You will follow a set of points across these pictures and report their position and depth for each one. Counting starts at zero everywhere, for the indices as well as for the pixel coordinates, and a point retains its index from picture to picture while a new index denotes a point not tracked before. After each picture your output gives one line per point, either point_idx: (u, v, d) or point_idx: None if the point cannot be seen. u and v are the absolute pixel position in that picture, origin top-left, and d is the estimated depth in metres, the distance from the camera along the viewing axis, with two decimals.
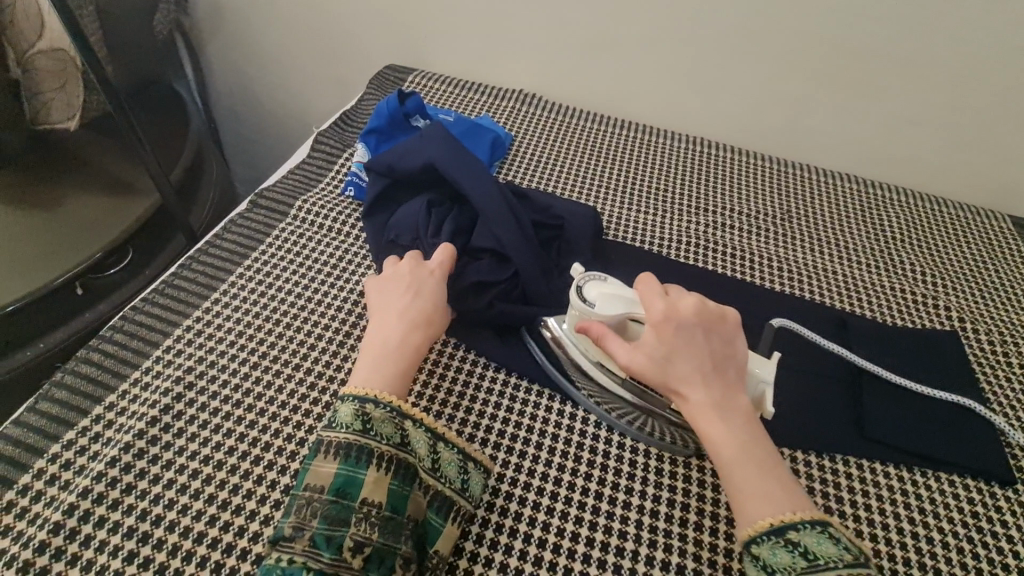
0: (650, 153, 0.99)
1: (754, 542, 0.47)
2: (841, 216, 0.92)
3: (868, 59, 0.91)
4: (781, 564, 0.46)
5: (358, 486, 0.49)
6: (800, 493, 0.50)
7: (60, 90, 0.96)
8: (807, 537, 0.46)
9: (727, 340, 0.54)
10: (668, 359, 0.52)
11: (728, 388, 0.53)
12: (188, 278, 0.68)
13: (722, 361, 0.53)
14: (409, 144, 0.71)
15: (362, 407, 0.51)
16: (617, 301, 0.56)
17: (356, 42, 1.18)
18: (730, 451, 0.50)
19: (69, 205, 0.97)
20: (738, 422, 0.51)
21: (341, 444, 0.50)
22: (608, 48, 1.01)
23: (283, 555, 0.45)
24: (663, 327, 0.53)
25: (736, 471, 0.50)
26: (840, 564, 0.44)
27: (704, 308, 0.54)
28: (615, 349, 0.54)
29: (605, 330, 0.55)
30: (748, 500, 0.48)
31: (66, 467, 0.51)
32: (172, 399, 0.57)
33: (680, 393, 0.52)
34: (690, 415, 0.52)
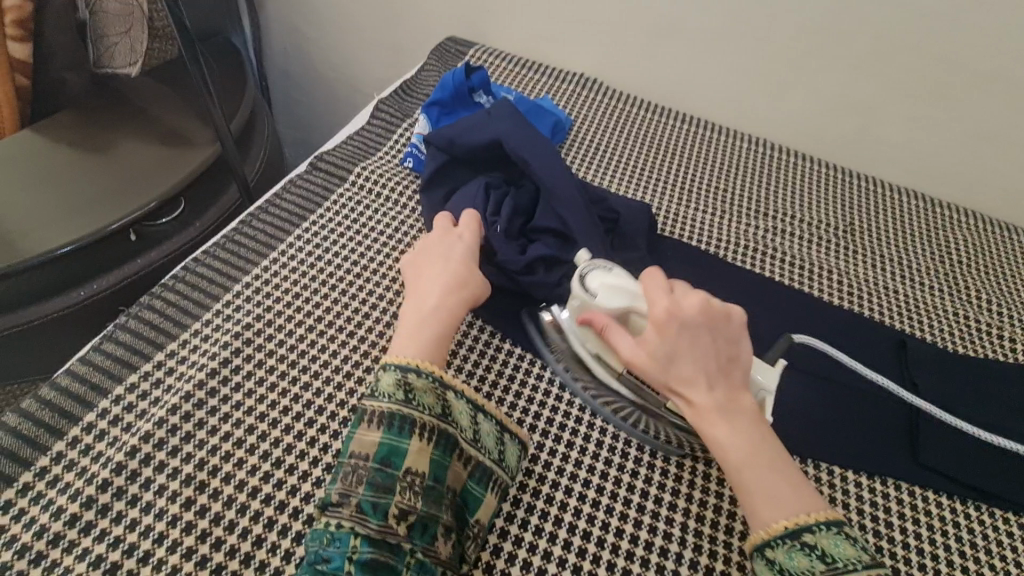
0: (712, 151, 0.96)
1: (768, 545, 0.46)
2: (907, 235, 0.88)
3: (956, 71, 0.87)
4: (799, 567, 0.44)
5: (402, 455, 0.48)
6: (812, 491, 0.48)
7: (126, 35, 0.99)
8: (823, 539, 0.45)
9: (732, 340, 0.51)
10: (670, 356, 0.50)
11: (734, 387, 0.51)
12: (248, 235, 0.69)
13: (729, 360, 0.51)
14: (475, 119, 0.70)
15: (405, 377, 0.50)
16: (621, 293, 0.54)
17: (418, 10, 1.16)
18: (737, 453, 0.48)
19: (127, 151, 0.97)
20: (745, 422, 0.49)
21: (384, 413, 0.48)
22: (679, 37, 0.98)
23: (332, 521, 0.45)
24: (666, 324, 0.50)
25: (746, 473, 0.48)
26: (858, 566, 0.43)
27: (711, 308, 0.51)
28: (617, 342, 0.52)
29: (608, 323, 0.53)
30: (759, 503, 0.47)
31: (129, 410, 0.53)
32: (230, 353, 0.57)
33: (683, 392, 0.50)
34: (694, 416, 0.50)
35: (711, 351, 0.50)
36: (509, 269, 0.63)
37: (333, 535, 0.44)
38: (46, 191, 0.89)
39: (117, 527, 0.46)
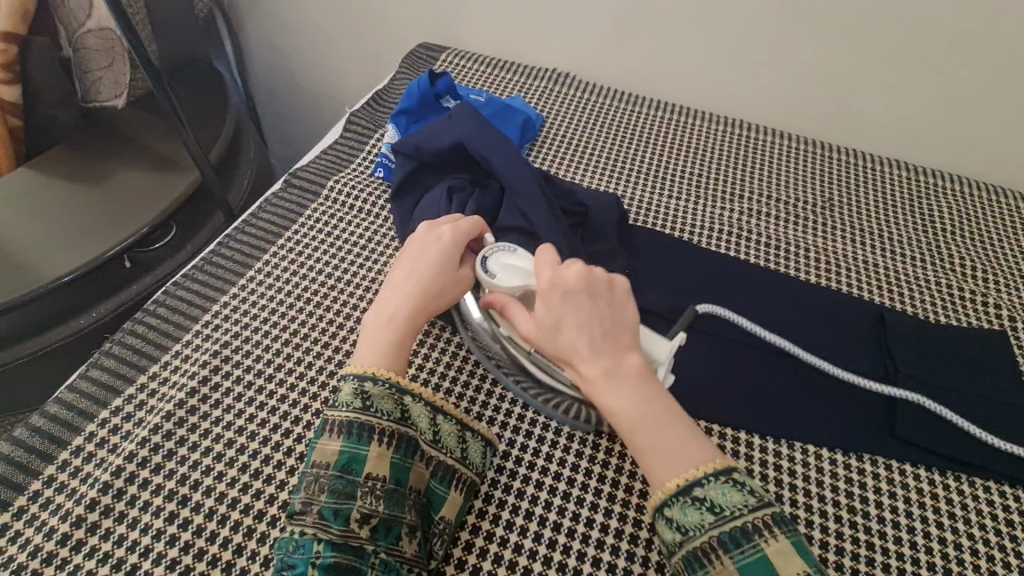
0: (684, 136, 0.96)
1: (665, 505, 0.47)
2: (886, 207, 0.87)
3: (928, 38, 0.85)
4: (693, 523, 0.46)
5: (361, 461, 0.49)
6: (706, 441, 0.49)
7: (108, 69, 1.00)
8: (710, 491, 0.46)
9: (614, 303, 0.52)
10: (557, 331, 0.51)
11: (621, 350, 0.51)
12: (226, 255, 0.71)
13: (613, 323, 0.51)
14: (435, 126, 0.71)
15: (361, 387, 0.51)
16: (518, 273, 0.57)
17: (390, 20, 1.17)
18: (627, 419, 0.49)
19: (116, 179, 1.01)
20: (634, 385, 0.49)
21: (342, 422, 0.50)
22: (647, 26, 0.98)
23: (296, 527, 0.47)
24: (549, 300, 0.51)
25: (638, 435, 0.48)
26: (746, 513, 0.45)
27: (586, 274, 0.52)
28: (517, 320, 0.54)
29: (508, 301, 0.55)
30: (654, 463, 0.48)
31: (114, 432, 0.55)
32: (209, 372, 0.60)
33: (574, 365, 0.51)
34: (588, 387, 0.50)
35: (592, 319, 0.51)
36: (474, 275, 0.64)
37: (297, 541, 0.46)
38: (40, 224, 0.93)
39: (105, 543, 0.49)
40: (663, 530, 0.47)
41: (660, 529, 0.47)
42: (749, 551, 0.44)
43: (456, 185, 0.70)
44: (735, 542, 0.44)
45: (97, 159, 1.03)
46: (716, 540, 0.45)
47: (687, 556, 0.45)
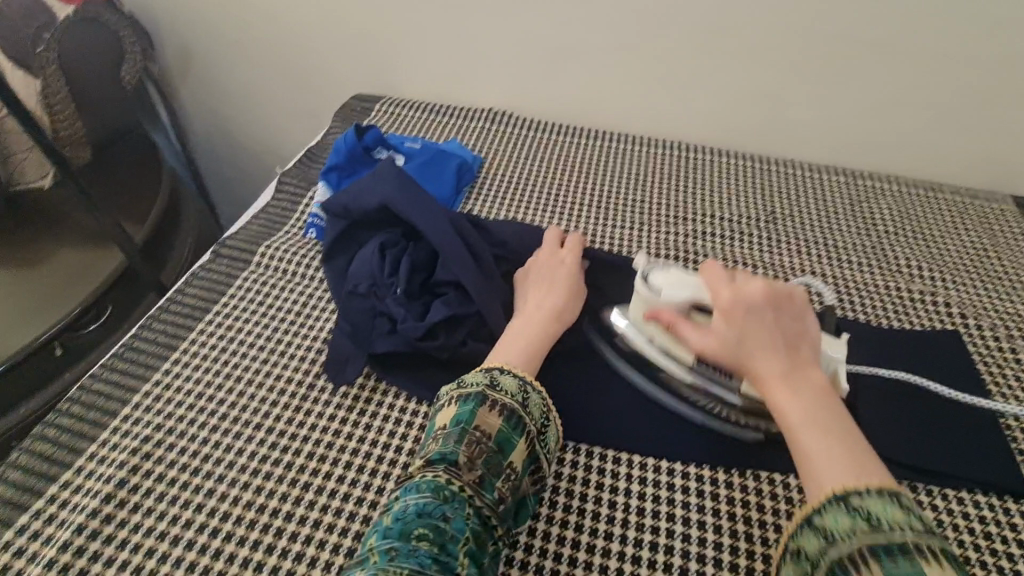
0: (626, 163, 0.96)
1: (816, 513, 0.43)
2: (831, 215, 0.88)
3: (845, 47, 0.87)
4: (843, 530, 0.41)
5: (512, 447, 0.50)
6: (879, 462, 0.44)
7: (31, 150, 0.96)
8: (870, 503, 0.41)
9: (799, 318, 0.53)
10: (736, 334, 0.52)
11: (803, 362, 0.51)
12: (149, 338, 0.66)
13: (794, 335, 0.52)
14: (363, 183, 0.69)
15: (527, 387, 0.53)
16: (683, 286, 0.60)
17: (324, 74, 1.17)
18: (795, 419, 0.47)
19: (47, 262, 0.95)
20: (810, 392, 0.48)
21: (506, 405, 0.51)
22: (575, 59, 0.99)
23: (452, 479, 0.46)
24: (730, 309, 0.53)
25: (806, 439, 0.46)
26: (909, 532, 0.39)
27: (772, 288, 0.54)
28: (685, 332, 0.56)
29: (675, 316, 0.57)
30: (817, 470, 0.44)
31: (19, 554, 0.50)
32: (129, 472, 0.55)
33: (748, 365, 0.51)
34: (760, 385, 0.50)
35: (774, 326, 0.52)
36: (410, 336, 0.61)
37: (451, 495, 0.45)
38: None
39: None
40: (808, 542, 0.42)
41: (804, 541, 0.43)
42: (904, 566, 0.37)
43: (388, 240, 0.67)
44: (889, 553, 0.38)
45: (26, 241, 0.98)
46: (864, 548, 0.39)
47: (834, 566, 0.40)
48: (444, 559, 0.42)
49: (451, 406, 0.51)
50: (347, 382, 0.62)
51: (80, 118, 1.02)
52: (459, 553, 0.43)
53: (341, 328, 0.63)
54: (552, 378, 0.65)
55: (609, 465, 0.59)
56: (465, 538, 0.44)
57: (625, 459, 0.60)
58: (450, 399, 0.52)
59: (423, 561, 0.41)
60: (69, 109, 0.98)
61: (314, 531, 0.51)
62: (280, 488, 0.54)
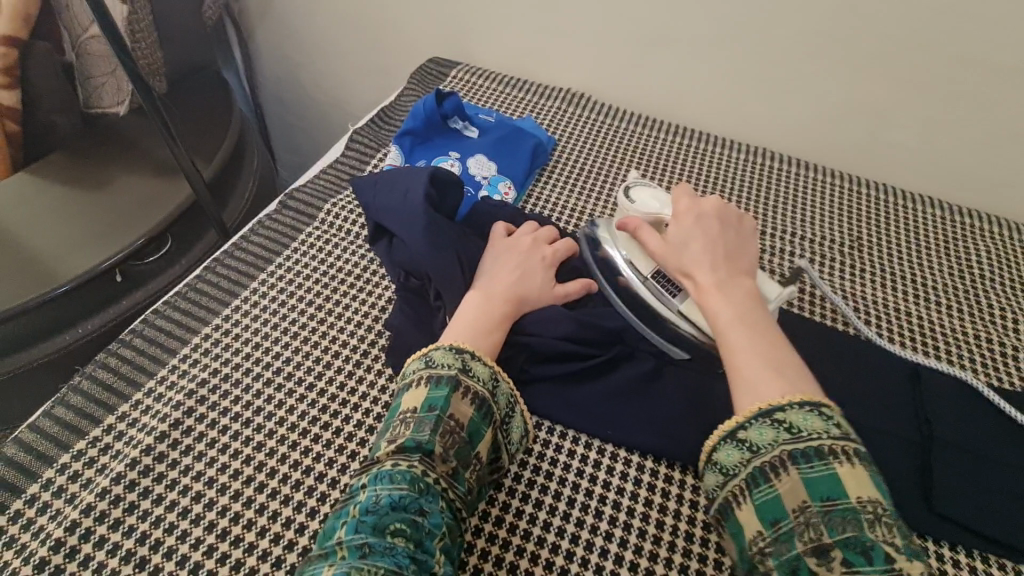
0: (707, 164, 0.91)
1: (742, 428, 0.48)
2: (922, 250, 0.82)
3: (969, 71, 0.80)
4: (765, 441, 0.46)
5: (481, 438, 0.49)
6: (790, 374, 0.49)
7: (111, 75, 0.95)
8: (791, 415, 0.46)
9: (742, 237, 0.59)
10: (685, 247, 0.57)
11: (739, 275, 0.56)
12: (211, 282, 0.66)
13: (737, 251, 0.58)
14: (403, 182, 0.65)
15: (497, 376, 0.53)
16: (655, 203, 0.66)
17: (402, 32, 1.14)
18: (724, 319, 0.52)
19: (113, 183, 0.94)
20: (740, 299, 0.53)
21: (477, 393, 0.50)
22: (667, 47, 0.93)
23: (427, 471, 0.45)
24: (684, 220, 0.59)
25: (733, 338, 0.51)
26: (824, 436, 0.45)
27: (721, 208, 0.60)
28: (646, 239, 0.60)
29: (640, 224, 0.61)
30: (742, 370, 0.49)
31: (74, 480, 0.51)
32: (182, 414, 0.55)
33: (691, 275, 0.56)
34: (699, 294, 0.55)
35: (718, 240, 0.57)
36: None
37: (426, 488, 0.44)
38: (26, 230, 0.87)
39: None
40: (728, 452, 0.48)
41: (726, 452, 0.49)
42: (818, 467, 0.44)
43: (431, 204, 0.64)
44: (805, 458, 0.44)
45: (91, 159, 0.96)
46: (786, 455, 0.45)
47: (754, 472, 0.46)
48: (421, 558, 0.40)
49: (422, 389, 0.49)
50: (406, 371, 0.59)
51: (159, 47, 1.02)
52: (435, 550, 0.41)
53: (401, 314, 0.61)
54: (609, 379, 0.62)
55: (661, 483, 0.58)
56: (440, 534, 0.42)
57: (677, 479, 0.58)
58: (420, 380, 0.50)
59: (400, 561, 0.39)
60: (150, 38, 0.97)
61: None
62: (327, 453, 0.54)
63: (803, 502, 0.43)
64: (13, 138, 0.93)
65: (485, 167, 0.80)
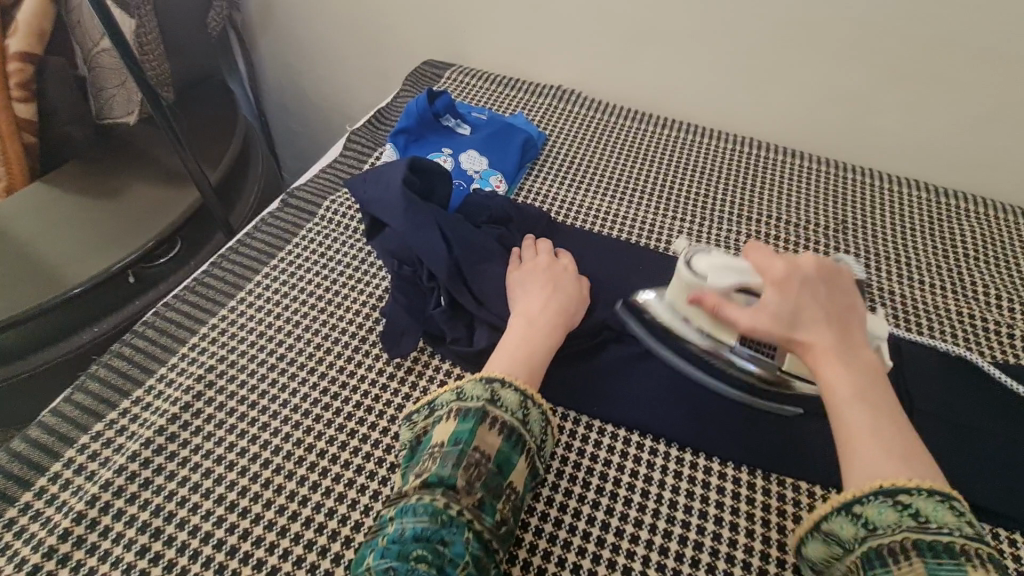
0: (695, 154, 0.93)
1: (858, 502, 0.46)
2: (907, 231, 0.83)
3: (948, 56, 0.82)
4: (886, 521, 0.44)
5: (511, 468, 0.49)
6: (920, 454, 0.47)
7: (121, 86, 0.99)
8: (920, 501, 0.44)
9: (848, 293, 0.55)
10: (792, 317, 0.52)
11: (852, 339, 0.52)
12: (218, 276, 0.70)
13: (845, 311, 0.54)
14: (387, 183, 0.67)
15: (527, 401, 0.52)
16: (729, 271, 0.58)
17: (398, 37, 1.18)
18: (845, 393, 0.49)
19: (127, 189, 0.99)
20: (859, 369, 0.50)
21: (504, 422, 0.50)
22: (654, 43, 0.96)
23: (450, 503, 0.45)
24: (786, 284, 0.53)
25: (855, 416, 0.48)
26: (956, 533, 0.42)
27: (824, 264, 0.55)
28: (733, 314, 0.55)
29: (719, 301, 0.56)
30: (866, 451, 0.46)
31: (93, 458, 0.54)
32: (192, 398, 0.58)
33: (804, 343, 0.52)
34: (814, 361, 0.51)
35: (827, 305, 0.53)
36: (464, 354, 0.62)
37: (448, 520, 0.44)
38: (42, 234, 0.91)
39: None
40: (842, 524, 0.47)
41: (838, 523, 0.48)
42: (947, 565, 0.41)
43: (411, 198, 0.65)
44: (933, 552, 0.42)
45: (103, 167, 1.01)
46: (909, 543, 0.43)
47: (868, 552, 0.44)
48: None
49: (450, 421, 0.50)
50: (402, 355, 0.62)
51: (166, 59, 1.06)
52: None
53: (394, 302, 0.64)
54: (597, 360, 0.65)
55: (646, 455, 0.60)
56: (464, 563, 0.43)
57: (663, 451, 0.60)
58: (449, 412, 0.51)
59: None
60: (157, 49, 1.02)
61: (358, 476, 0.54)
62: (328, 431, 0.57)
63: None
64: (31, 148, 0.97)
65: (476, 162, 0.83)
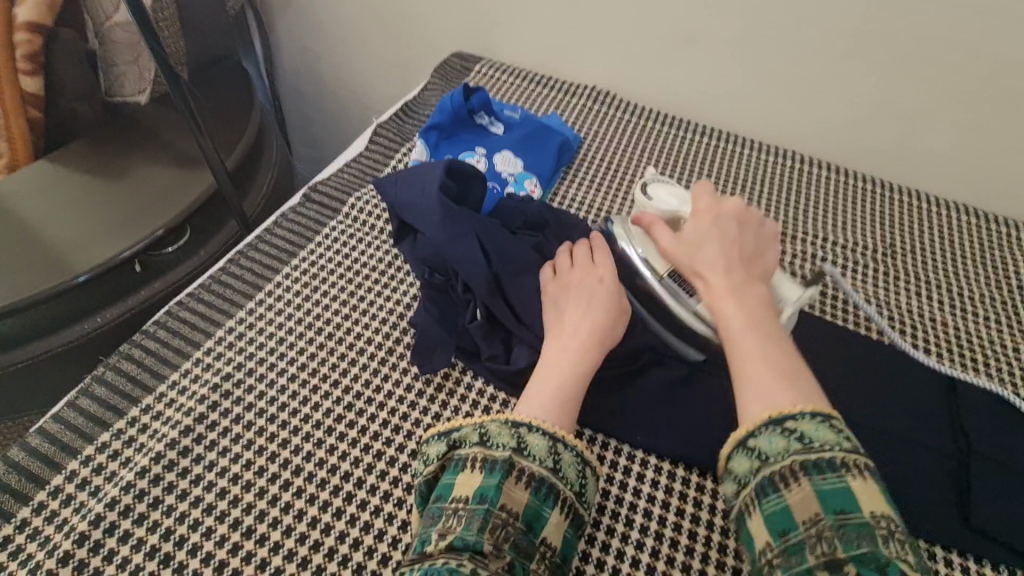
0: (736, 167, 0.89)
1: (750, 436, 0.45)
2: (958, 259, 0.79)
3: (1011, 77, 0.78)
4: (776, 450, 0.44)
5: (543, 525, 0.45)
6: (801, 386, 0.47)
7: (133, 63, 0.96)
8: (803, 424, 0.44)
9: (759, 243, 0.58)
10: (699, 247, 0.56)
11: (751, 279, 0.54)
12: (235, 275, 0.66)
13: (752, 254, 0.57)
14: (416, 186, 0.63)
15: (558, 447, 0.48)
16: (674, 199, 0.64)
17: (426, 27, 1.13)
18: (736, 322, 0.51)
19: (136, 173, 0.93)
20: (752, 302, 0.52)
21: (533, 475, 0.46)
22: (697, 46, 0.91)
23: (478, 569, 0.41)
24: (701, 218, 0.58)
25: (743, 339, 0.50)
26: (837, 449, 0.43)
27: (743, 209, 0.59)
28: (661, 235, 0.59)
29: (653, 220, 0.61)
30: (751, 371, 0.48)
31: (98, 472, 0.50)
32: (207, 408, 0.54)
33: (703, 276, 0.55)
34: (710, 296, 0.53)
35: (733, 243, 0.56)
36: (501, 372, 0.58)
37: None
38: (45, 218, 0.86)
39: None
40: (740, 462, 0.46)
41: (737, 461, 0.46)
42: (832, 480, 0.41)
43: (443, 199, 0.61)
44: (818, 469, 0.42)
45: (111, 149, 0.96)
46: (797, 465, 0.43)
47: (762, 482, 0.44)
48: None
49: (475, 474, 0.46)
50: (433, 371, 0.58)
51: (182, 36, 1.01)
52: None
53: (426, 312, 0.60)
54: (637, 385, 0.61)
55: (691, 492, 0.56)
56: None
57: (709, 488, 0.57)
58: (474, 462, 0.47)
59: None
60: (173, 26, 0.96)
61: (384, 504, 0.50)
62: (353, 452, 0.53)
63: (815, 514, 0.40)
64: (37, 125, 0.92)
65: (510, 164, 0.79)
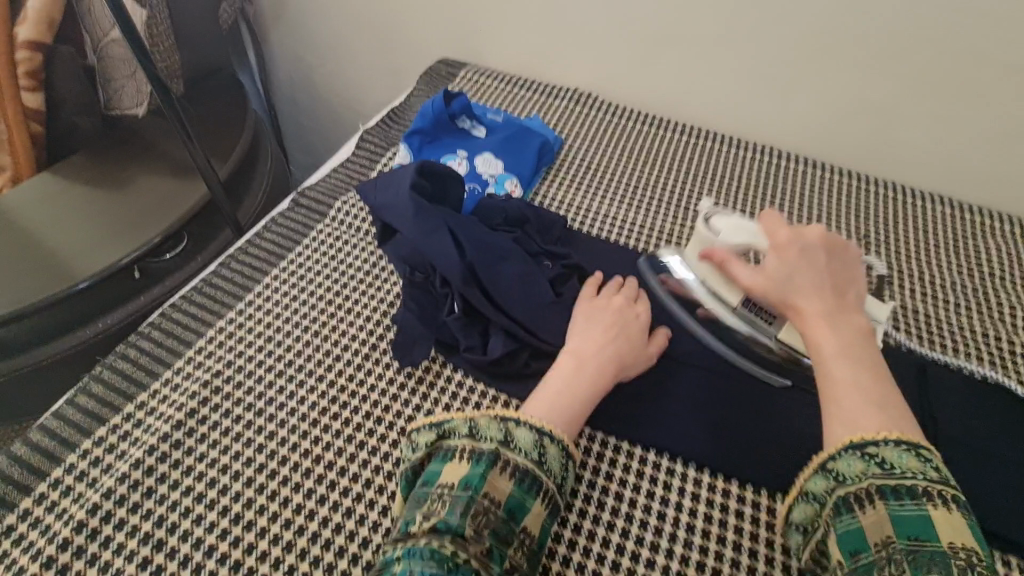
0: (713, 163, 0.91)
1: (829, 458, 0.48)
2: (930, 248, 0.81)
3: (978, 69, 0.80)
4: (854, 472, 0.46)
5: (523, 514, 0.47)
6: (898, 413, 0.48)
7: (131, 78, 0.97)
8: (885, 451, 0.46)
9: (847, 267, 0.59)
10: (790, 278, 0.56)
11: (846, 307, 0.55)
12: (226, 277, 0.68)
13: (844, 281, 0.58)
14: (395, 187, 0.66)
15: (543, 442, 0.50)
16: (741, 231, 0.62)
17: (413, 35, 1.16)
18: (829, 350, 0.52)
19: (133, 183, 0.97)
20: (848, 331, 0.53)
21: (516, 466, 0.48)
22: (674, 47, 0.94)
23: (459, 550, 0.43)
24: (786, 248, 0.58)
25: (836, 367, 0.51)
26: (919, 477, 0.44)
27: (827, 235, 0.59)
28: (738, 273, 0.60)
29: (727, 257, 0.61)
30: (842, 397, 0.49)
31: (95, 465, 0.53)
32: (198, 404, 0.57)
33: (795, 305, 0.55)
34: (804, 324, 0.55)
35: (825, 271, 0.57)
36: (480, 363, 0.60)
37: (455, 567, 0.42)
38: (46, 227, 0.89)
39: None
40: (818, 482, 0.49)
41: (814, 481, 0.49)
42: (911, 506, 0.43)
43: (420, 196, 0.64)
44: (896, 495, 0.44)
45: (109, 160, 0.99)
46: (874, 489, 0.45)
47: (838, 502, 0.46)
48: None
49: (461, 464, 0.48)
50: (413, 363, 0.61)
51: (177, 50, 1.04)
52: None
53: (406, 307, 0.63)
54: None
55: (663, 476, 0.58)
56: None
57: (679, 472, 0.58)
58: (461, 453, 0.49)
59: None
60: (168, 40, 1.00)
61: (365, 490, 0.53)
62: (336, 441, 0.55)
63: (888, 536, 0.42)
64: (38, 138, 0.96)
65: (492, 165, 0.82)
